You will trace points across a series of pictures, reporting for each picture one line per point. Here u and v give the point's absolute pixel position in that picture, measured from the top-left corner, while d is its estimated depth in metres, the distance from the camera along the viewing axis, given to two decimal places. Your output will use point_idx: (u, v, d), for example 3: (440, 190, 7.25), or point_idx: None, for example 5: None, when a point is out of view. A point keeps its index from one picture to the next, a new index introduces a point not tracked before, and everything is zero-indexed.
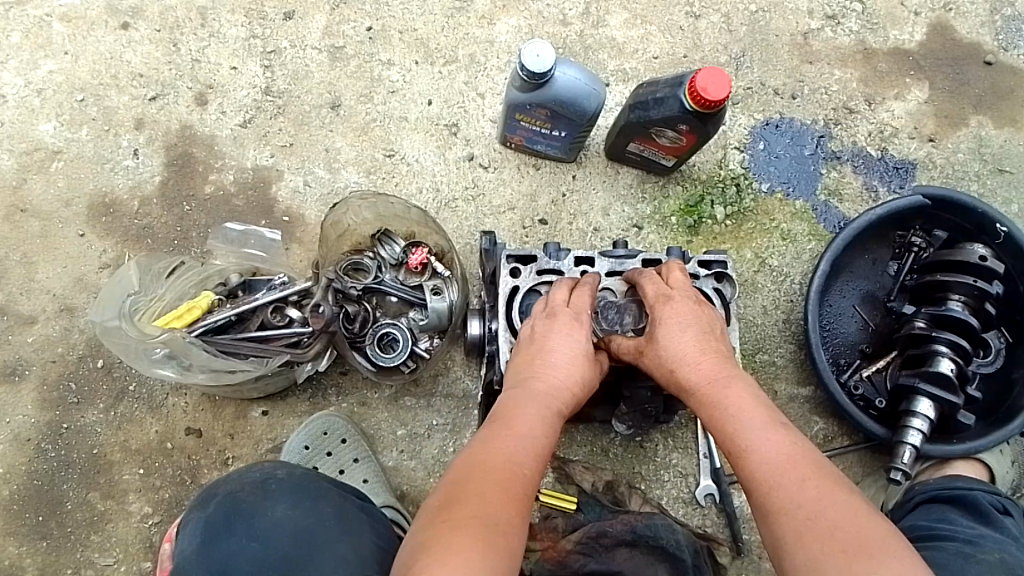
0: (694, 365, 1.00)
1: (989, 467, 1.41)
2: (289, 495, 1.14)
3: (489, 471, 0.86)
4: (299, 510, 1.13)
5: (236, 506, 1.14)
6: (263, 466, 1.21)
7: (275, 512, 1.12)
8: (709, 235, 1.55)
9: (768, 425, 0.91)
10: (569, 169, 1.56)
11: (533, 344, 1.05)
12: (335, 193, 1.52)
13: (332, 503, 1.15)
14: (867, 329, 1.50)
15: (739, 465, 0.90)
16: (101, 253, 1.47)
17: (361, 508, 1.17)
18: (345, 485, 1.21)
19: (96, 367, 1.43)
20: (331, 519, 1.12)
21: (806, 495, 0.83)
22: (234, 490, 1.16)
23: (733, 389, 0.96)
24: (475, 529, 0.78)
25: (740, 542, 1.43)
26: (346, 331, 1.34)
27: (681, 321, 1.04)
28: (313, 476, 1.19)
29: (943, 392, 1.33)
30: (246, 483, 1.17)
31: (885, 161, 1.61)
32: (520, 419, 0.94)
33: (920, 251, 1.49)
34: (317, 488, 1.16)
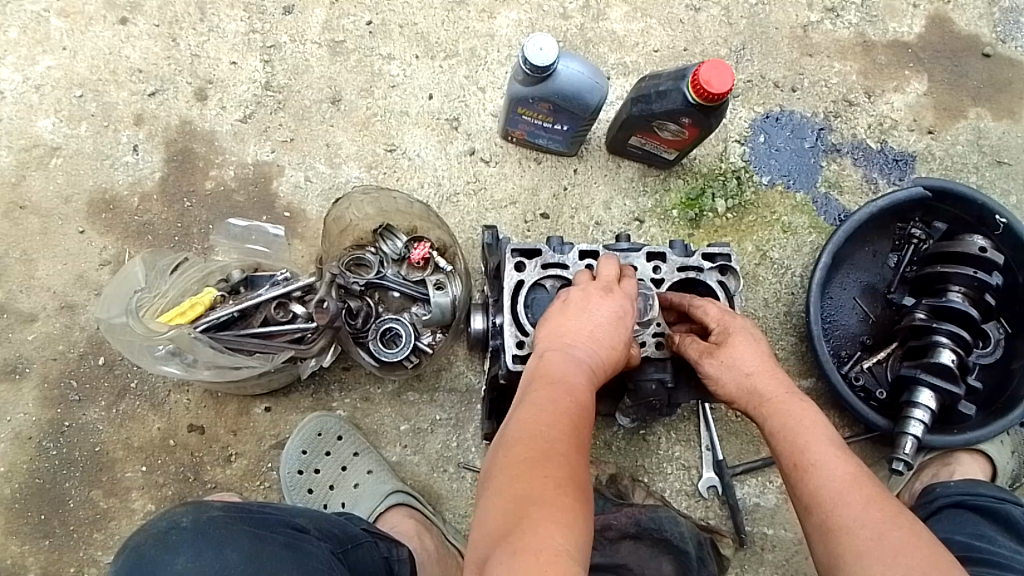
0: (761, 380, 1.03)
1: (991, 458, 1.42)
2: (192, 546, 1.02)
3: (560, 426, 0.88)
4: (202, 562, 1.00)
5: (139, 561, 1.02)
6: (171, 510, 1.07)
7: (176, 566, 1.00)
8: (710, 228, 1.56)
9: (833, 448, 0.94)
10: (570, 163, 1.56)
11: (570, 311, 1.03)
12: (336, 188, 1.52)
13: (241, 548, 1.02)
14: (868, 321, 1.51)
15: (801, 480, 0.93)
16: (102, 250, 1.47)
17: (283, 544, 1.05)
18: (267, 518, 1.08)
19: (98, 364, 1.42)
20: (236, 568, 1.01)
21: (871, 514, 0.86)
22: (139, 541, 1.04)
23: (797, 409, 1.00)
24: (568, 487, 0.81)
25: (742, 534, 1.43)
26: (349, 327, 1.33)
27: (748, 335, 1.07)
28: (224, 520, 1.06)
29: (944, 383, 1.34)
30: (150, 532, 1.04)
31: (885, 154, 1.62)
32: (577, 384, 0.95)
33: (920, 243, 1.49)
34: (223, 534, 1.03)
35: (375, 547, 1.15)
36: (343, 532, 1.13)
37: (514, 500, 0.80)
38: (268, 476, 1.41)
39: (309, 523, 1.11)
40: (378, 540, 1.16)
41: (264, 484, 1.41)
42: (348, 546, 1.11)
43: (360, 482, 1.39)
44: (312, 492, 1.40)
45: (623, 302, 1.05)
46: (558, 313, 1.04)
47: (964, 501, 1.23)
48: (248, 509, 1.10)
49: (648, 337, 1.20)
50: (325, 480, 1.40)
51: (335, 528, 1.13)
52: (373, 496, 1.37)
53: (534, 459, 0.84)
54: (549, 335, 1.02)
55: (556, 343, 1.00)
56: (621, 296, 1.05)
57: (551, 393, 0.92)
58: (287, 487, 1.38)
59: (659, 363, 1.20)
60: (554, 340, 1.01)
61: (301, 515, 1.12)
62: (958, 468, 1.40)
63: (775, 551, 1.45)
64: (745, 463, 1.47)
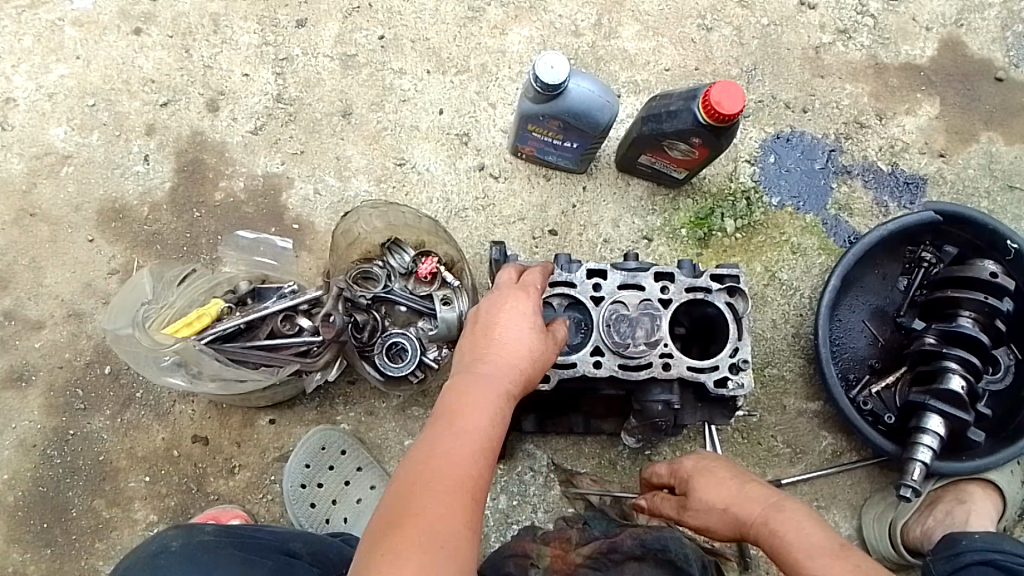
0: (736, 505, 1.02)
1: (999, 488, 1.40)
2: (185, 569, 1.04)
3: (465, 454, 0.85)
4: None
5: None
6: (164, 532, 1.09)
7: None
8: (718, 248, 1.55)
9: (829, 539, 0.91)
10: (579, 181, 1.56)
11: (490, 316, 0.98)
12: (346, 202, 1.52)
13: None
14: (877, 345, 1.50)
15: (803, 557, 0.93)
16: (110, 259, 1.47)
17: (274, 570, 1.05)
18: (255, 542, 1.08)
19: (104, 373, 1.42)
20: None
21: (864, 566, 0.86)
22: (131, 565, 1.06)
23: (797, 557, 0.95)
24: (449, 527, 0.78)
25: (748, 557, 1.42)
26: (355, 340, 1.33)
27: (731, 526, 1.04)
28: (213, 543, 1.06)
29: (953, 409, 1.33)
30: (142, 556, 1.06)
31: (896, 176, 1.61)
32: (488, 400, 0.90)
33: (931, 267, 1.49)
34: (211, 560, 1.05)
35: None
36: (339, 555, 1.12)
37: (400, 533, 0.77)
38: (271, 489, 1.40)
39: (302, 548, 1.09)
40: None
41: (267, 497, 1.40)
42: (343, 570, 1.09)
43: (363, 497, 1.40)
44: (314, 506, 1.39)
45: (529, 298, 1.01)
46: (478, 319, 0.99)
47: (993, 560, 1.20)
48: (243, 533, 1.09)
49: (655, 357, 1.19)
50: (326, 495, 1.40)
51: (331, 552, 1.11)
52: None
53: (429, 489, 0.81)
54: (470, 341, 0.97)
55: (465, 358, 0.96)
56: (528, 292, 1.01)
57: (459, 414, 0.88)
58: (289, 501, 1.38)
59: (666, 384, 1.20)
60: (471, 351, 0.96)
61: (296, 539, 1.10)
62: (971, 508, 1.37)
63: None
64: None
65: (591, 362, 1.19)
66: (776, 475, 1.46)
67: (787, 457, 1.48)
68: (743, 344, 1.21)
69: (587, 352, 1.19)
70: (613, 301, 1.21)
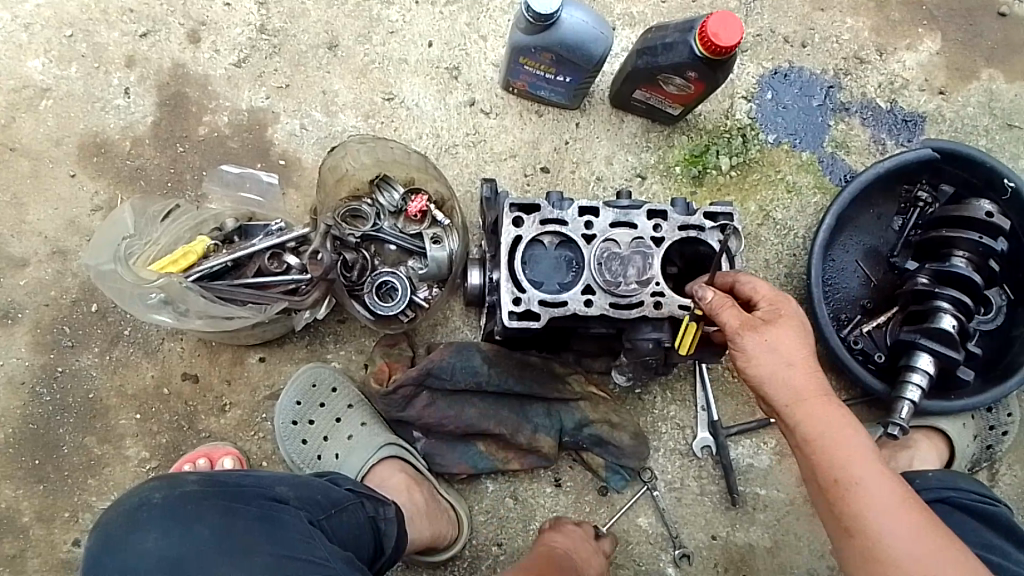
0: (798, 371, 1.01)
1: (948, 438, 1.45)
2: (158, 521, 1.00)
3: None
4: (174, 539, 0.98)
5: (109, 538, 1.00)
6: (143, 483, 1.05)
7: (146, 543, 0.98)
8: (714, 186, 1.53)
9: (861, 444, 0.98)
10: (573, 117, 1.53)
11: None
12: (333, 137, 1.48)
13: (214, 525, 1.00)
14: (870, 285, 1.50)
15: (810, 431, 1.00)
16: (93, 195, 1.44)
17: (260, 518, 1.02)
18: (242, 489, 1.05)
19: (91, 311, 1.41)
20: (209, 544, 0.98)
21: (892, 500, 0.94)
22: (109, 518, 1.02)
23: (825, 419, 0.99)
24: None
25: (735, 492, 1.43)
26: (344, 279, 1.32)
27: (781, 338, 1.02)
28: (197, 493, 1.03)
29: (943, 348, 1.34)
30: (121, 509, 1.02)
31: (895, 114, 1.58)
32: None
33: (926, 206, 1.47)
34: (195, 510, 1.01)
35: (361, 508, 1.14)
36: (323, 497, 1.10)
37: None
38: (262, 426, 1.40)
39: (288, 492, 1.08)
40: (364, 500, 1.15)
41: (258, 435, 1.40)
42: (331, 512, 1.10)
43: (354, 434, 1.38)
44: (306, 443, 1.38)
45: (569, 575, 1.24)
46: None
47: (950, 499, 1.21)
48: (221, 477, 1.07)
49: (647, 296, 1.18)
50: (317, 433, 1.38)
51: (318, 494, 1.10)
52: (367, 448, 1.36)
53: None
54: None
55: None
56: None
57: None
58: (281, 437, 1.38)
59: (656, 323, 1.19)
60: None
61: (280, 483, 1.09)
62: (915, 455, 1.43)
63: (766, 511, 1.45)
64: (739, 424, 1.46)
65: (583, 301, 1.18)
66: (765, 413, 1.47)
67: None
68: None
69: (579, 289, 1.18)
70: (606, 239, 1.19)
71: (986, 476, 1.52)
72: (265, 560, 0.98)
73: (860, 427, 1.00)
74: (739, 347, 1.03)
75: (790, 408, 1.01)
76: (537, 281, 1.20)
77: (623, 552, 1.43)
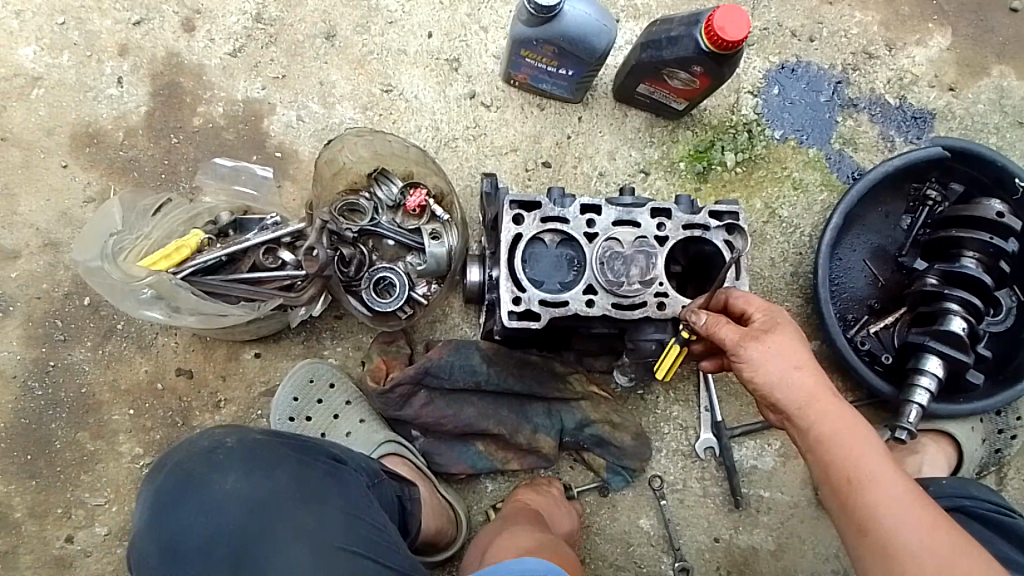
0: (805, 373, 0.97)
1: (956, 441, 1.42)
2: (239, 464, 1.03)
3: None
4: (253, 480, 1.02)
5: (185, 476, 1.02)
6: (212, 430, 1.09)
7: (224, 483, 1.01)
8: (718, 182, 1.50)
9: (874, 448, 0.93)
10: (576, 111, 1.49)
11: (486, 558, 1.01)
12: (330, 129, 1.45)
13: (291, 472, 1.04)
14: (877, 285, 1.47)
15: (822, 436, 0.94)
16: (86, 186, 1.41)
17: (327, 473, 1.06)
18: (307, 445, 1.09)
19: (83, 305, 1.38)
20: (287, 489, 1.02)
21: (910, 506, 0.88)
22: (180, 459, 1.05)
23: (836, 421, 0.94)
24: None
25: (738, 494, 1.41)
26: (341, 275, 1.29)
27: (784, 340, 0.99)
28: (270, 443, 1.07)
29: (952, 351, 1.31)
30: (194, 451, 1.05)
31: (903, 111, 1.55)
32: None
33: (935, 205, 1.45)
34: (276, 455, 1.05)
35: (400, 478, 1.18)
36: (371, 464, 1.15)
37: None
38: (258, 423, 1.37)
39: (343, 454, 1.12)
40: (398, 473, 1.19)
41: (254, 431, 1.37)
42: (377, 479, 1.14)
43: (352, 431, 1.36)
44: None
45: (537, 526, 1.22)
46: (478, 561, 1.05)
47: (965, 507, 1.19)
48: (288, 435, 1.11)
49: (651, 297, 1.15)
50: (315, 429, 1.36)
51: (366, 461, 1.15)
52: (366, 445, 1.34)
53: None
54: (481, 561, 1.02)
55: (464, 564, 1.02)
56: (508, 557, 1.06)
57: None
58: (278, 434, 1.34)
59: (660, 323, 1.16)
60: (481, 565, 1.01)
61: (338, 446, 1.13)
62: (924, 459, 1.40)
63: (769, 513, 1.43)
64: (743, 425, 1.44)
65: (585, 301, 1.15)
66: None
67: None
68: (740, 284, 1.17)
69: (581, 289, 1.16)
70: (609, 238, 1.16)
71: (994, 480, 1.49)
72: (336, 510, 1.02)
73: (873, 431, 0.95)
74: (742, 354, 0.99)
75: (798, 411, 0.97)
76: (538, 280, 1.17)
77: (625, 554, 1.40)
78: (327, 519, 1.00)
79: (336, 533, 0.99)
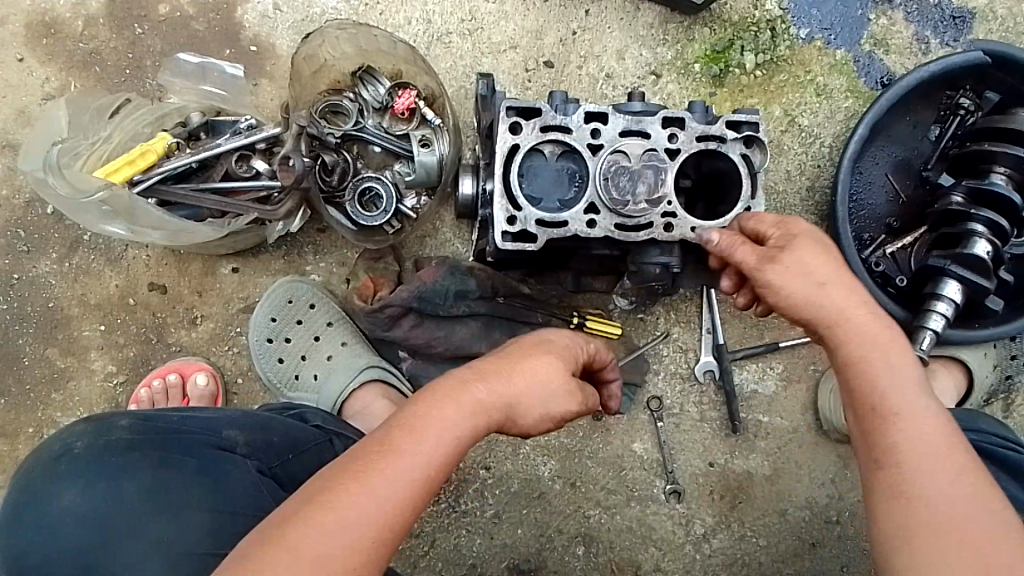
0: (840, 295, 0.89)
1: (966, 368, 1.35)
2: (83, 475, 0.94)
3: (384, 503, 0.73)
4: (97, 492, 0.93)
5: (30, 489, 0.96)
6: (79, 425, 1.00)
7: (64, 499, 0.93)
8: (735, 87, 1.37)
9: (910, 382, 0.86)
10: (582, 4, 1.36)
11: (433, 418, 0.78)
12: (310, 21, 1.31)
13: (143, 478, 0.93)
14: (898, 203, 1.37)
15: (852, 365, 0.88)
16: (44, 82, 1.29)
17: (197, 471, 0.94)
18: (177, 439, 0.98)
19: (48, 213, 1.29)
20: (136, 498, 0.92)
21: (936, 454, 0.81)
22: (34, 467, 0.98)
23: (867, 348, 0.87)
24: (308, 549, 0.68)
25: (736, 420, 1.36)
26: (322, 185, 1.19)
27: (804, 258, 0.90)
28: (124, 443, 0.96)
29: (974, 276, 1.23)
30: (46, 457, 0.98)
31: (942, 9, 1.41)
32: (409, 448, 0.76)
33: (967, 115, 1.33)
34: (126, 459, 0.95)
35: (328, 446, 1.05)
36: (280, 439, 1.01)
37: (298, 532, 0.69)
38: (236, 341, 1.30)
39: (239, 436, 0.99)
40: (332, 438, 1.07)
41: (232, 349, 1.31)
42: (288, 456, 1.00)
43: (333, 354, 1.30)
44: (283, 361, 1.29)
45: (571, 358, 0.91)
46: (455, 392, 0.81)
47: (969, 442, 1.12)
48: (164, 422, 1.00)
49: (657, 218, 1.06)
50: (294, 350, 1.29)
51: (275, 435, 1.01)
52: (347, 369, 1.27)
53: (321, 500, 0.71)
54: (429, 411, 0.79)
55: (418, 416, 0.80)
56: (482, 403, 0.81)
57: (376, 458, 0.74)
58: (256, 355, 1.28)
59: (665, 246, 1.08)
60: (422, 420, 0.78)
61: (226, 426, 1.00)
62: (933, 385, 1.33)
63: (768, 438, 1.38)
64: (746, 348, 1.37)
65: (584, 222, 1.06)
66: (773, 338, 1.39)
67: (788, 318, 1.38)
68: (756, 203, 1.07)
69: (580, 208, 1.06)
70: (613, 151, 1.06)
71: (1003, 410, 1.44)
72: (195, 514, 0.91)
73: (911, 361, 0.87)
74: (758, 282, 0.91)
75: (836, 322, 0.88)
76: (534, 197, 1.07)
77: (616, 477, 1.36)
78: (181, 530, 0.90)
79: (187, 544, 0.89)
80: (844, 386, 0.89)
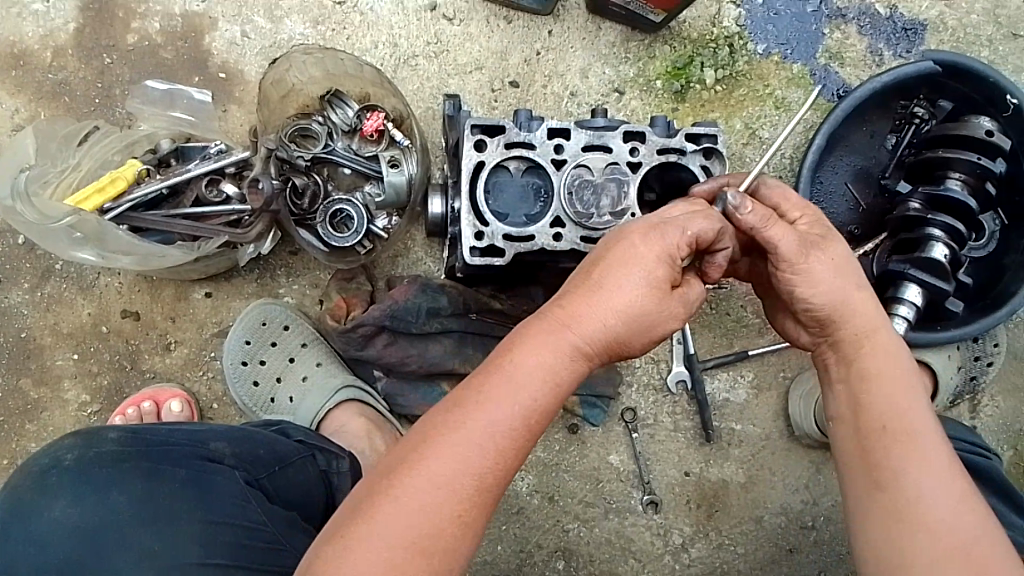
0: (863, 298, 0.88)
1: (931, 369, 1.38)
2: (72, 489, 0.93)
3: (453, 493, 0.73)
4: (86, 507, 0.92)
5: (13, 504, 0.94)
6: (58, 440, 0.98)
7: (52, 512, 0.92)
8: (696, 102, 1.40)
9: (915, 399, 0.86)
10: (545, 24, 1.39)
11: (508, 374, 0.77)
12: (278, 47, 1.33)
13: (132, 492, 0.93)
14: (859, 211, 1.40)
15: (865, 374, 0.87)
16: (13, 113, 1.30)
17: (187, 482, 0.96)
18: (163, 451, 0.98)
19: (19, 243, 1.29)
20: (128, 512, 0.92)
21: (939, 471, 0.81)
22: (16, 479, 0.96)
23: (880, 362, 0.87)
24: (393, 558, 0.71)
25: (710, 428, 1.38)
26: (292, 208, 1.20)
27: (834, 261, 0.88)
28: (112, 456, 0.96)
29: (933, 279, 1.27)
30: (29, 471, 0.96)
31: (894, 22, 1.45)
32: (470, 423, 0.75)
33: (922, 124, 1.37)
34: (115, 473, 0.94)
35: (311, 461, 1.08)
36: (268, 452, 1.04)
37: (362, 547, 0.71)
38: (211, 366, 1.31)
39: (225, 450, 1.00)
40: (316, 453, 1.10)
41: (207, 374, 1.31)
42: (275, 469, 1.03)
43: (309, 375, 1.30)
44: (258, 385, 1.30)
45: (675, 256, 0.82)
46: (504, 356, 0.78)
47: None
48: (150, 434, 1.00)
49: None
50: (269, 373, 1.30)
51: (261, 449, 1.03)
52: (322, 391, 1.29)
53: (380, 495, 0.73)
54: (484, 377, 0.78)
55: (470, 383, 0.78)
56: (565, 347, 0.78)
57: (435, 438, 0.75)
58: (231, 380, 1.29)
59: None
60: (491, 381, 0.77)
61: (215, 437, 1.01)
62: None
63: (741, 446, 1.40)
64: (717, 357, 1.40)
65: (551, 235, 1.07)
66: (743, 346, 1.41)
67: (756, 327, 1.41)
68: None
69: (547, 223, 1.08)
70: (577, 166, 1.08)
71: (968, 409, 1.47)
72: (189, 529, 0.93)
73: (916, 382, 0.88)
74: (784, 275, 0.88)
75: (868, 337, 0.88)
76: (501, 213, 1.09)
77: (593, 489, 1.38)
78: (180, 541, 0.92)
79: (180, 556, 0.91)
80: (845, 392, 0.89)
